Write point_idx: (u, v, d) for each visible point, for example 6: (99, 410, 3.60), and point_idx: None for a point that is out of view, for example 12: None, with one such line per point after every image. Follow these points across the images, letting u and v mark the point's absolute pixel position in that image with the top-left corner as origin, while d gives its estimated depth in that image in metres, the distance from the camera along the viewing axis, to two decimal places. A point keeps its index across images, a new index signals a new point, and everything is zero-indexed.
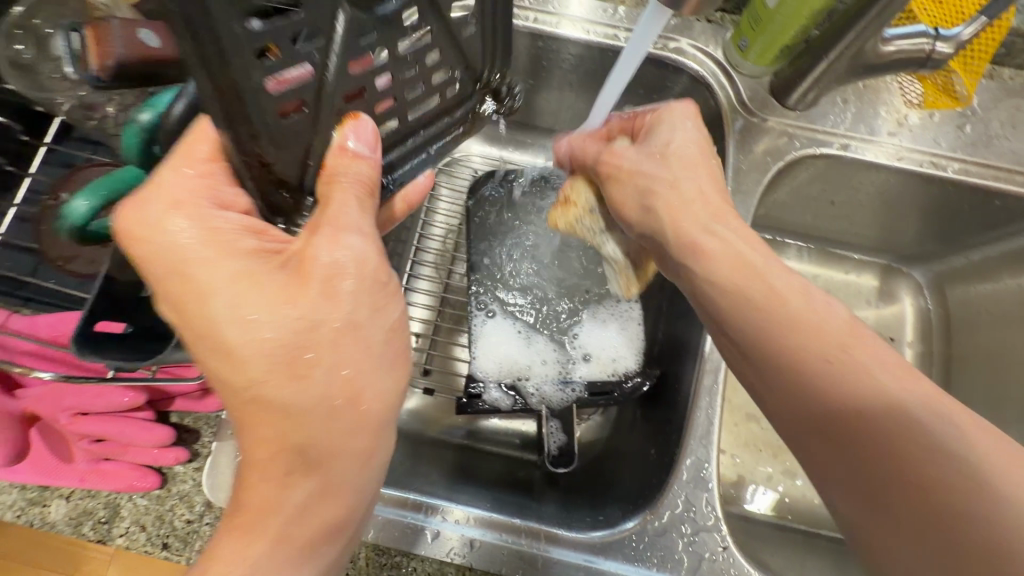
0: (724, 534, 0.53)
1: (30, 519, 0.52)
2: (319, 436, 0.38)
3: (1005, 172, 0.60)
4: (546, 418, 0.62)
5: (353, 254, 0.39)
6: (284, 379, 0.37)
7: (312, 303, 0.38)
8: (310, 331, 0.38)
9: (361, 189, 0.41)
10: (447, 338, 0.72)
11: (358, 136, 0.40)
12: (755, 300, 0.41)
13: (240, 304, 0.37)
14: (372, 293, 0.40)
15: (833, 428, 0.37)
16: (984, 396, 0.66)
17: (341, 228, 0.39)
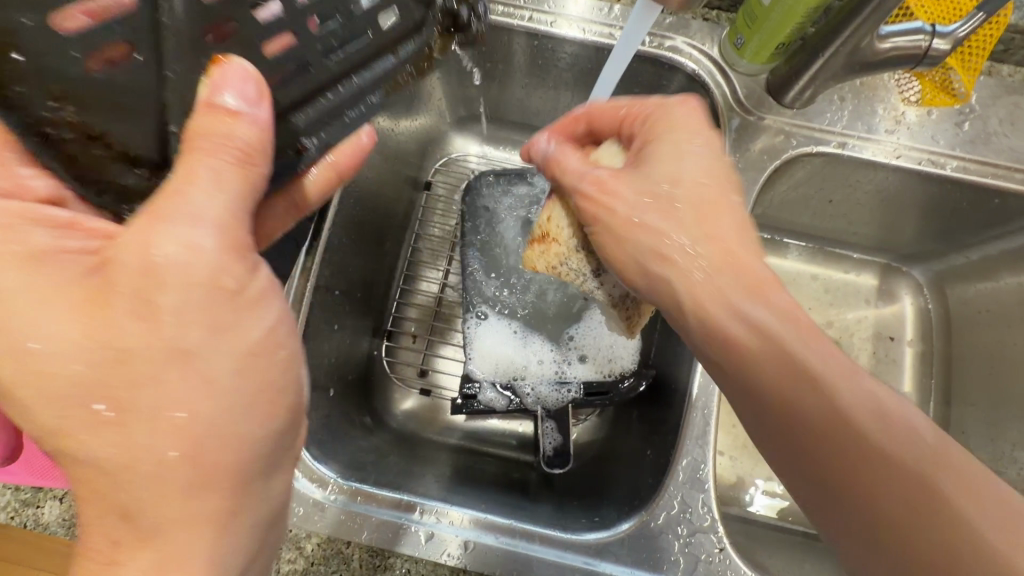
0: (720, 536, 0.52)
1: (24, 520, 0.52)
2: (145, 497, 0.33)
3: (1004, 169, 0.60)
4: (541, 418, 0.61)
5: (189, 259, 0.34)
6: (92, 417, 0.33)
7: (127, 325, 0.33)
8: (125, 358, 0.33)
9: (233, 156, 0.37)
10: (444, 338, 0.71)
11: (229, 80, 0.36)
12: (752, 315, 0.40)
13: (40, 326, 0.33)
14: (214, 305, 0.35)
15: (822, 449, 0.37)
16: (985, 396, 0.66)
17: (175, 227, 0.35)
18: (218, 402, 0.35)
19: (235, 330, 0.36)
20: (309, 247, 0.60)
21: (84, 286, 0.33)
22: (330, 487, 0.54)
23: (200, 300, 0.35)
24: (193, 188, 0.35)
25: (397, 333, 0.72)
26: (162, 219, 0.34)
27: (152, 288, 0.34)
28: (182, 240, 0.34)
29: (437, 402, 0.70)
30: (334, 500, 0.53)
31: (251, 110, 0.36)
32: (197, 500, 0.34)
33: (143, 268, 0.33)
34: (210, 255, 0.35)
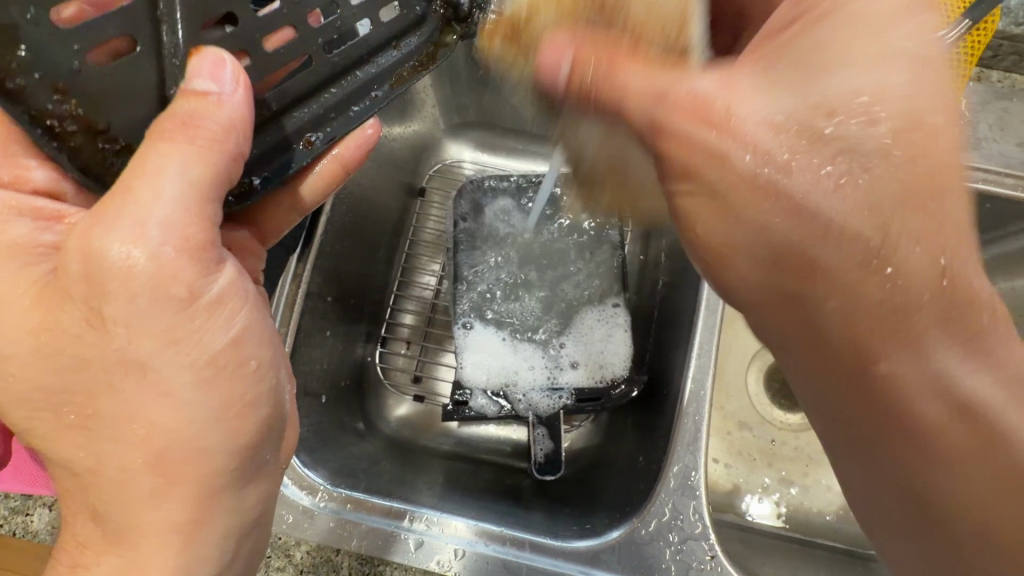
0: (712, 543, 0.52)
1: (12, 528, 0.52)
2: (112, 504, 0.35)
3: (995, 174, 0.59)
4: (533, 424, 0.61)
5: (142, 259, 0.34)
6: (62, 423, 0.35)
7: (85, 335, 0.34)
8: (85, 368, 0.34)
9: (196, 147, 0.36)
10: (438, 345, 0.71)
11: (202, 66, 0.36)
12: (849, 307, 0.36)
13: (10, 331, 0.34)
14: (165, 310, 0.35)
15: (906, 431, 0.38)
16: None
17: (129, 224, 0.34)
18: (174, 414, 0.35)
19: (189, 340, 0.36)
20: (301, 253, 0.60)
21: (47, 291, 0.34)
22: (321, 495, 0.54)
23: (148, 302, 0.34)
24: (135, 181, 0.34)
25: (391, 340, 0.72)
26: (106, 222, 0.34)
27: (100, 293, 0.34)
28: (124, 239, 0.34)
29: (430, 408, 0.70)
30: (324, 507, 0.53)
31: (222, 92, 0.37)
32: (154, 512, 0.35)
33: (89, 273, 0.34)
34: (160, 255, 0.35)
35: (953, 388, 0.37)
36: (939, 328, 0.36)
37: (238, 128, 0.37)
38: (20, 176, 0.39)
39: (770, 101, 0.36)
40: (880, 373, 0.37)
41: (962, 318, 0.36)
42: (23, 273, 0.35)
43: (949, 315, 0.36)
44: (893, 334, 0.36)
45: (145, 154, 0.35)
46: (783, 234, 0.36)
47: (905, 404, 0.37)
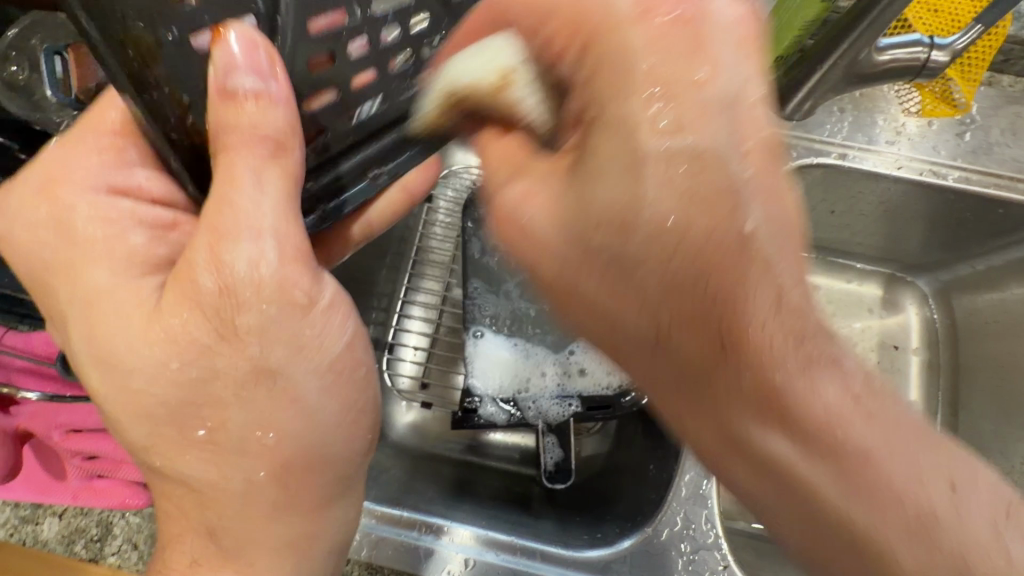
0: (724, 553, 0.52)
1: (22, 537, 0.52)
2: (228, 519, 0.37)
3: (1005, 180, 0.59)
4: (542, 433, 0.62)
5: (268, 269, 0.34)
6: (174, 433, 0.36)
7: (210, 348, 0.34)
8: (210, 382, 0.35)
9: (267, 154, 0.34)
10: (447, 352, 0.71)
11: (237, 57, 0.31)
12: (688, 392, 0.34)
13: (131, 343, 0.34)
14: (288, 319, 0.35)
15: (809, 516, 0.34)
16: (995, 406, 0.65)
17: (252, 234, 0.34)
18: (305, 423, 0.37)
19: (310, 348, 0.36)
20: None
21: (166, 305, 0.34)
22: None
23: (275, 314, 0.35)
24: (238, 197, 0.34)
25: (399, 346, 0.71)
26: (227, 237, 0.34)
27: (229, 309, 0.34)
28: (250, 253, 0.34)
29: (439, 414, 0.69)
30: None
31: (262, 90, 0.33)
32: (275, 525, 0.38)
33: (223, 289, 0.34)
34: (279, 269, 0.35)
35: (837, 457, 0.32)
36: (779, 387, 0.31)
37: (298, 131, 0.35)
38: (135, 184, 0.39)
39: (569, 203, 0.32)
40: (749, 451, 0.34)
41: (810, 377, 0.32)
42: (135, 289, 0.36)
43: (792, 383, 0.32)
44: (738, 405, 0.32)
45: (236, 167, 0.34)
46: (636, 311, 0.33)
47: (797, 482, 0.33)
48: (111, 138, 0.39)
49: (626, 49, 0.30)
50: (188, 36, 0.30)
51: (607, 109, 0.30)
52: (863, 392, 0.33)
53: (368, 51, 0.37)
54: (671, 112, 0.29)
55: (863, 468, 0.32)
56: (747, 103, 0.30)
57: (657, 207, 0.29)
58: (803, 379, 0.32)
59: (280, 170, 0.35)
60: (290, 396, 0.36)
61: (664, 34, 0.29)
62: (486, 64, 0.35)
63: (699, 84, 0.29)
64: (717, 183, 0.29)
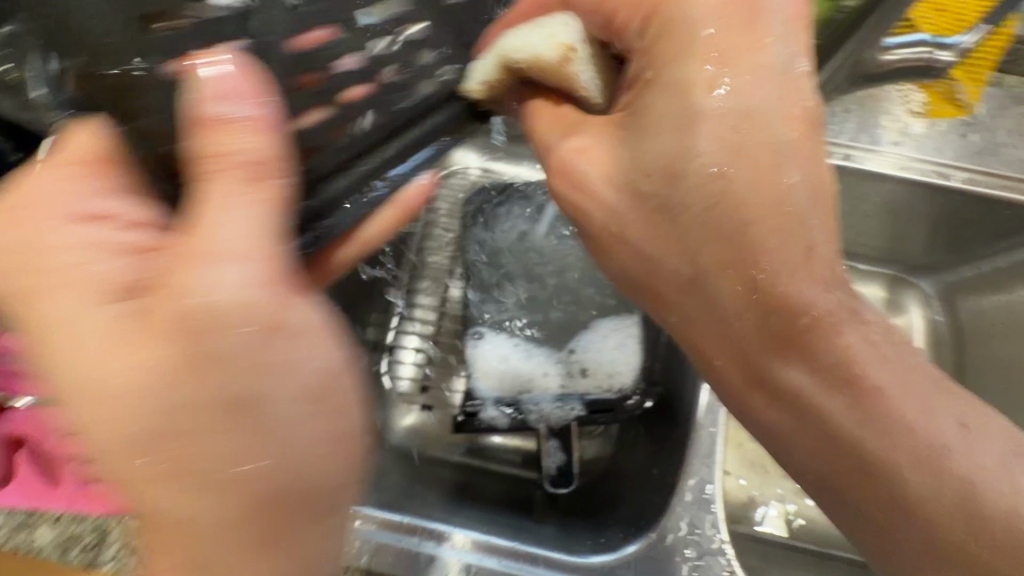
0: (729, 558, 0.51)
1: (16, 543, 0.51)
2: (209, 555, 0.34)
3: (1011, 181, 0.59)
4: (545, 436, 0.61)
5: (242, 292, 0.33)
6: (151, 470, 0.32)
7: (182, 381, 0.31)
8: (187, 415, 0.32)
9: (248, 177, 0.34)
10: (446, 354, 0.69)
11: (225, 83, 0.33)
12: (726, 337, 0.38)
13: (95, 373, 0.32)
14: (268, 344, 0.33)
15: (828, 474, 0.37)
16: (999, 408, 0.64)
17: (221, 258, 0.32)
18: (296, 451, 0.34)
19: (277, 372, 0.34)
20: None
21: (135, 332, 0.32)
22: None
23: (247, 336, 0.33)
24: (212, 220, 0.33)
25: (397, 349, 0.70)
26: (195, 261, 0.32)
27: (197, 334, 0.32)
28: (223, 272, 0.32)
29: (439, 418, 0.69)
30: None
31: (248, 116, 0.33)
32: (252, 563, 0.35)
33: (185, 313, 0.31)
34: (250, 290, 0.33)
35: (843, 393, 0.36)
36: (798, 320, 0.36)
37: (281, 152, 0.34)
38: (103, 210, 0.35)
39: (626, 154, 0.38)
40: (781, 396, 0.37)
41: (830, 326, 0.36)
42: (102, 316, 0.32)
43: (826, 316, 0.36)
44: (771, 355, 0.37)
45: (213, 193, 0.33)
46: (668, 267, 0.38)
47: (820, 423, 0.36)
48: (81, 165, 0.34)
49: (677, 22, 0.36)
50: (155, 66, 0.32)
51: (665, 71, 0.36)
52: (870, 345, 0.36)
53: (362, 60, 0.38)
54: (721, 80, 0.35)
55: (880, 408, 0.35)
56: (766, 79, 0.36)
57: (708, 158, 0.35)
58: (819, 329, 0.36)
59: (261, 194, 0.34)
60: (261, 424, 0.33)
61: (657, 41, 0.37)
62: (553, 37, 0.41)
63: (712, 75, 0.35)
64: (754, 140, 0.35)
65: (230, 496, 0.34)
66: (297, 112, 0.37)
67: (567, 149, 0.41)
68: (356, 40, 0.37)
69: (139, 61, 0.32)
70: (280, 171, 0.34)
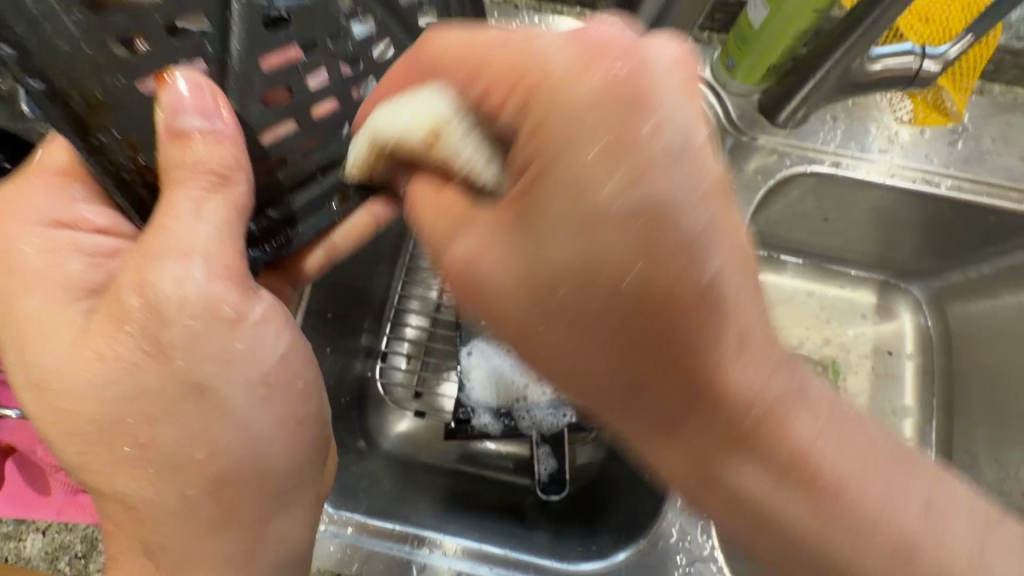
0: (718, 564, 0.52)
1: (5, 553, 0.51)
2: (168, 541, 0.36)
3: (998, 188, 0.60)
4: (535, 443, 0.61)
5: (196, 287, 0.34)
6: (105, 453, 0.35)
7: (140, 364, 0.34)
8: (141, 397, 0.34)
9: (207, 180, 0.34)
10: (440, 360, 0.70)
11: (184, 99, 0.33)
12: (672, 445, 0.34)
13: (58, 358, 0.35)
14: (216, 331, 0.35)
15: (793, 551, 0.35)
16: (988, 412, 0.65)
17: (174, 253, 0.34)
18: (240, 435, 0.36)
19: (245, 360, 0.36)
20: None
21: (97, 323, 0.34)
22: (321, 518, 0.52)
23: (213, 331, 0.35)
24: (169, 220, 0.34)
25: (391, 355, 0.70)
26: (152, 256, 0.34)
27: (175, 328, 0.34)
28: (176, 266, 0.34)
29: (432, 424, 0.69)
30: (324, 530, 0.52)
31: (210, 127, 0.34)
32: (215, 547, 0.36)
33: (151, 308, 0.34)
34: (218, 290, 0.35)
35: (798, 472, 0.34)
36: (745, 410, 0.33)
37: (243, 157, 0.36)
38: (79, 217, 0.38)
39: (524, 252, 0.32)
40: (732, 488, 0.34)
41: (786, 413, 0.33)
42: (69, 310, 0.36)
43: (773, 403, 0.33)
44: (713, 447, 0.34)
45: (172, 195, 0.34)
46: (600, 373, 0.33)
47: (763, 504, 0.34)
48: (61, 176, 0.39)
49: (572, 103, 0.30)
50: (132, 82, 0.33)
51: (560, 163, 0.30)
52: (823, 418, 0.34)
53: (326, 78, 0.37)
54: (615, 171, 0.29)
55: (822, 476, 0.34)
56: (693, 151, 0.30)
57: (622, 262, 0.30)
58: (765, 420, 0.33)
59: (224, 197, 0.35)
60: (237, 408, 0.36)
61: (602, 95, 0.30)
62: (417, 115, 0.36)
63: (646, 137, 0.29)
64: (670, 258, 0.30)
65: (239, 476, 0.36)
66: (259, 130, 0.37)
67: (468, 250, 0.34)
68: (324, 56, 0.37)
69: (118, 77, 0.32)
70: (247, 177, 0.36)
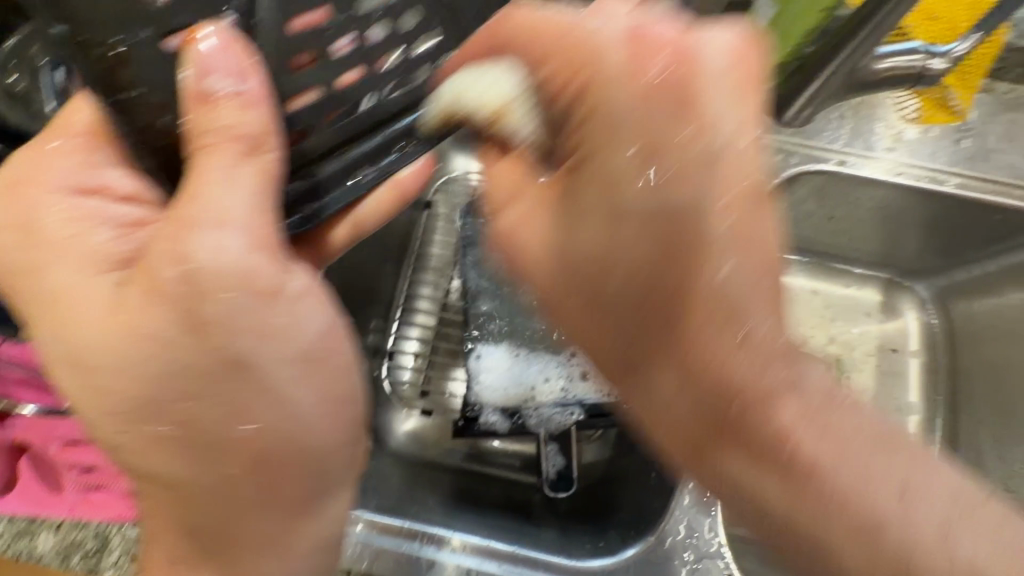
0: (727, 562, 0.52)
1: (18, 550, 0.51)
2: (211, 514, 0.37)
3: (1004, 186, 0.60)
4: (545, 440, 0.62)
5: (236, 262, 0.34)
6: (142, 430, 0.35)
7: (178, 342, 0.34)
8: (197, 377, 0.34)
9: (240, 149, 0.34)
10: (446, 359, 0.70)
11: (214, 60, 0.31)
12: (667, 407, 0.40)
13: (93, 333, 0.35)
14: (259, 305, 0.35)
15: (762, 516, 0.40)
16: (992, 410, 0.65)
17: (215, 227, 0.33)
18: (281, 412, 0.37)
19: (285, 335, 0.37)
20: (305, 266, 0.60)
21: (131, 298, 0.34)
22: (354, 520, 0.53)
23: (246, 308, 0.35)
24: (203, 190, 0.33)
25: (398, 354, 0.71)
26: (188, 227, 0.33)
27: (217, 298, 0.33)
28: (213, 239, 0.33)
29: (440, 423, 0.69)
30: None
31: (241, 91, 0.33)
32: (262, 517, 0.38)
33: (185, 283, 0.33)
34: (258, 263, 0.35)
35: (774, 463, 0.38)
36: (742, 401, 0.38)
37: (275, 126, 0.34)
38: (106, 183, 0.38)
39: (558, 248, 0.39)
40: (715, 470, 0.41)
41: (769, 402, 0.38)
42: (101, 284, 0.36)
43: (766, 394, 0.38)
44: (704, 431, 0.40)
45: (205, 166, 0.33)
46: (611, 349, 0.41)
47: (747, 482, 0.39)
48: (88, 141, 0.40)
49: (618, 100, 0.33)
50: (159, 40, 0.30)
51: (597, 160, 0.35)
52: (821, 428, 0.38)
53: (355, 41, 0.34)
54: (658, 170, 0.34)
55: (798, 458, 0.38)
56: (731, 153, 0.35)
57: (639, 256, 0.36)
58: (742, 359, 0.38)
59: (256, 165, 0.34)
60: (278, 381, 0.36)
61: (648, 96, 0.34)
62: (489, 90, 0.39)
63: (688, 139, 0.34)
64: (676, 229, 0.36)
65: (278, 453, 0.37)
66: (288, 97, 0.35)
67: (511, 222, 0.42)
68: (351, 21, 0.33)
69: None
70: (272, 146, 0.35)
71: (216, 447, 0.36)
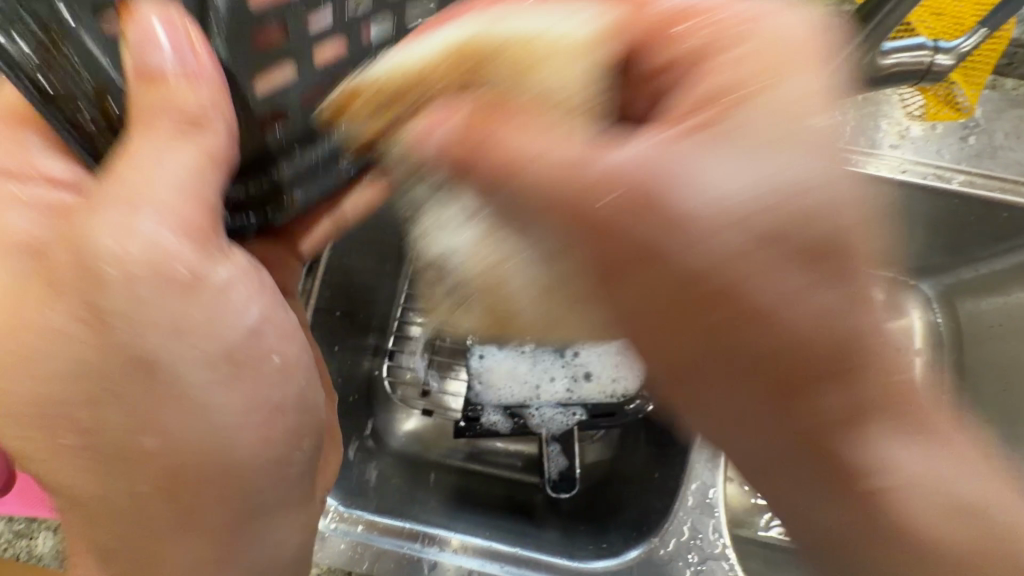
0: (732, 563, 0.51)
1: (15, 552, 0.51)
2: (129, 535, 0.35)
3: (1011, 184, 0.59)
4: (546, 441, 0.60)
5: (150, 246, 0.31)
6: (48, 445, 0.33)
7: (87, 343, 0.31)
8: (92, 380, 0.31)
9: (180, 122, 0.32)
10: (448, 358, 0.70)
11: (155, 34, 0.30)
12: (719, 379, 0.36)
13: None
14: (173, 296, 0.32)
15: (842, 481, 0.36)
16: (1001, 410, 0.64)
17: (133, 205, 0.31)
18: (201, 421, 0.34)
19: (202, 331, 0.33)
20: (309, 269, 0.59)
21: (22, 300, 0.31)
22: (332, 516, 0.52)
23: (169, 300, 0.32)
24: (126, 169, 0.31)
25: (399, 354, 0.70)
26: (97, 207, 0.31)
27: (139, 288, 0.31)
28: (125, 218, 0.31)
29: (440, 423, 0.68)
30: (334, 529, 0.52)
31: (185, 65, 0.31)
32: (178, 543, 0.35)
33: (81, 267, 0.30)
34: (169, 250, 0.32)
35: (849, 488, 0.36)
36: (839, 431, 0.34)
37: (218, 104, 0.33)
38: (33, 164, 0.35)
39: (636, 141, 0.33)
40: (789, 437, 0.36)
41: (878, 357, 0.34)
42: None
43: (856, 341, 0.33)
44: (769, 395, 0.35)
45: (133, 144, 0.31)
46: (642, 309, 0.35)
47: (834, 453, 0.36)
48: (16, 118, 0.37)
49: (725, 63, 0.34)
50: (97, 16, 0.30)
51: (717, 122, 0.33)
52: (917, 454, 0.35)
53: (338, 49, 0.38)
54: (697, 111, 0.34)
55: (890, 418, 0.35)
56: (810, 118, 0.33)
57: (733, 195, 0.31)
58: (840, 381, 0.34)
59: (195, 141, 0.32)
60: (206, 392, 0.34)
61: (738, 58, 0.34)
62: (433, 47, 0.37)
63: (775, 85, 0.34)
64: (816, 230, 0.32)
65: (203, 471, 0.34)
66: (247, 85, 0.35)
67: (530, 154, 0.33)
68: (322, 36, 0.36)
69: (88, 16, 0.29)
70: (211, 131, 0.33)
71: (127, 464, 0.33)
